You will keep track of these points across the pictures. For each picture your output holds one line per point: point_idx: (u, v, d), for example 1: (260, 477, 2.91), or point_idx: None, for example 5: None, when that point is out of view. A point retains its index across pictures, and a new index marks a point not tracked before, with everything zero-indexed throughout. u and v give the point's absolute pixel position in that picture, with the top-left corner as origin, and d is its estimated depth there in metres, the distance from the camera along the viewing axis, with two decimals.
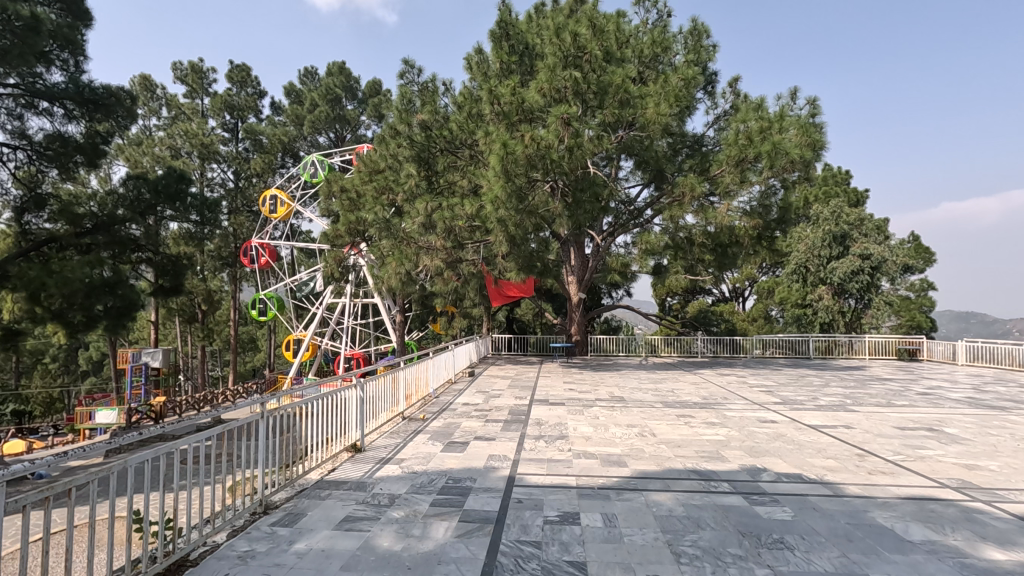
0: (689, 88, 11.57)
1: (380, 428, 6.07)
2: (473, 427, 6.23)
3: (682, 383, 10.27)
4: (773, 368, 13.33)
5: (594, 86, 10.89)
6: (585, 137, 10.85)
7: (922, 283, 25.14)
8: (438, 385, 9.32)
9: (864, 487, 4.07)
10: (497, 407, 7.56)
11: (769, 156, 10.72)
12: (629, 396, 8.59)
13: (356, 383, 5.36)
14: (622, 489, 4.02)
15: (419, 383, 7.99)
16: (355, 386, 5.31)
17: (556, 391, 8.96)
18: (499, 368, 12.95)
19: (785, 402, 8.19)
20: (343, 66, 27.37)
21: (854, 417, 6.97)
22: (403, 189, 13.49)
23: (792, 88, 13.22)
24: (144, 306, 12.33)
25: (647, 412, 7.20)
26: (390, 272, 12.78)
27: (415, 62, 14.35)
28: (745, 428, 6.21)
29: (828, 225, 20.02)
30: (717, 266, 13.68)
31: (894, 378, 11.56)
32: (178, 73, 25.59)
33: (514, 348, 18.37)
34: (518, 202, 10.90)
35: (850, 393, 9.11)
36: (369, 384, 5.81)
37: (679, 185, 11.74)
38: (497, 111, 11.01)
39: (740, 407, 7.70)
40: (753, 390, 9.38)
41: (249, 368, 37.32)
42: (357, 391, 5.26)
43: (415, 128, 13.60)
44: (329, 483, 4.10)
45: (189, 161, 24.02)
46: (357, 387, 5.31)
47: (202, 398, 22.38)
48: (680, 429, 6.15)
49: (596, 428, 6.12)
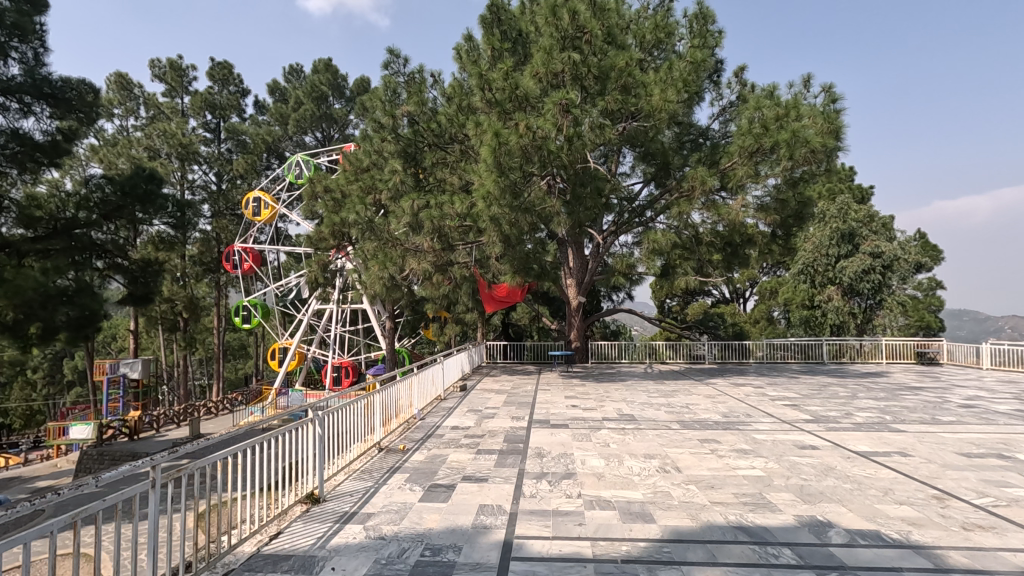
0: (697, 73, 10.65)
1: (349, 466, 5.02)
2: (461, 462, 5.22)
3: (697, 396, 9.30)
4: (789, 376, 12.36)
5: (595, 70, 9.96)
6: (585, 127, 9.83)
7: (929, 282, 24.32)
8: (425, 404, 8.24)
9: (970, 554, 3.12)
10: (491, 431, 6.56)
11: (787, 146, 9.72)
12: (639, 414, 7.63)
13: (311, 414, 4.21)
14: (654, 564, 3.03)
15: (400, 405, 6.92)
16: (311, 417, 4.16)
17: (557, 409, 7.98)
18: (494, 380, 11.98)
19: (817, 420, 7.23)
20: (329, 62, 26.33)
21: (903, 439, 6.01)
22: (388, 187, 12.42)
23: (805, 75, 12.32)
24: (109, 315, 11.17)
25: (663, 436, 6.21)
26: (372, 276, 11.66)
27: (400, 51, 13.41)
28: (784, 458, 5.24)
29: (835, 223, 19.23)
30: (727, 268, 12.85)
31: (923, 385, 10.64)
32: (156, 71, 24.49)
33: (509, 356, 17.42)
34: (513, 198, 9.93)
35: (884, 407, 8.17)
36: (333, 410, 4.65)
37: (688, 179, 10.84)
38: (489, 98, 10.26)
39: (769, 427, 6.75)
40: (776, 404, 8.45)
41: (239, 376, 36.14)
42: (315, 426, 4.15)
43: (400, 121, 12.65)
44: (267, 560, 3.12)
45: (169, 162, 23.02)
46: (315, 420, 4.16)
47: (183, 410, 21.22)
48: (707, 461, 5.17)
49: (608, 461, 5.15)
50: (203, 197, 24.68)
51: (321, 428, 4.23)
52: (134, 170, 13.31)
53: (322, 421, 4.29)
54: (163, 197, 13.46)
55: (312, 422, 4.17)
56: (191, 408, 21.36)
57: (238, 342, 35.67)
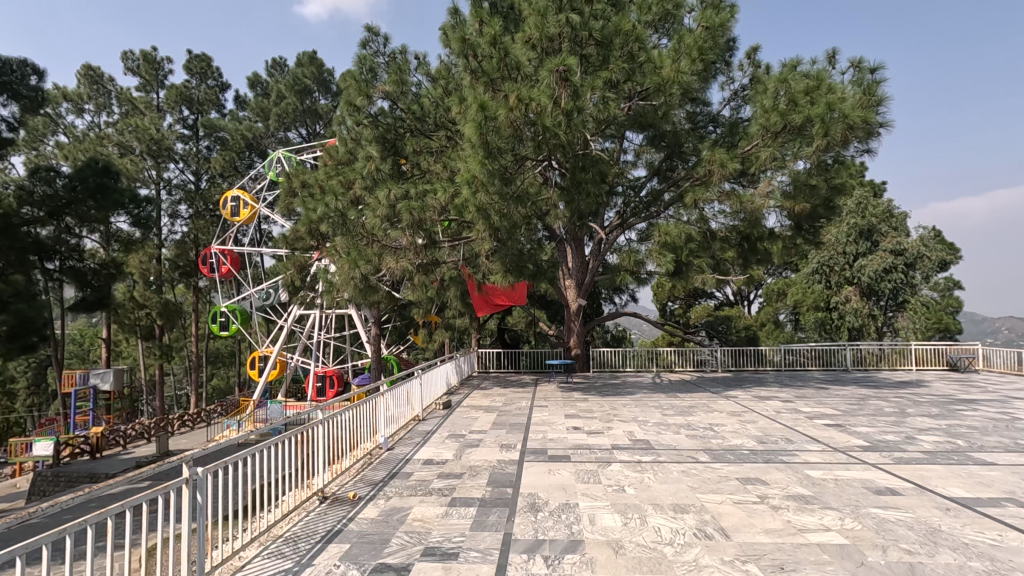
0: (716, 39, 9.16)
1: (267, 532, 3.62)
2: (425, 522, 3.82)
3: (720, 414, 7.94)
4: (817, 386, 11.00)
5: (596, 35, 8.55)
6: (587, 100, 8.39)
7: (946, 283, 22.94)
8: (396, 432, 6.82)
9: None
10: (473, 468, 5.18)
11: (822, 122, 8.35)
12: (656, 440, 6.28)
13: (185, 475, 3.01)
14: None
15: (360, 436, 5.55)
16: (182, 480, 2.97)
17: (557, 434, 6.64)
18: (484, 394, 10.59)
19: (875, 448, 5.86)
20: (314, 55, 24.83)
21: (1003, 478, 4.67)
22: (362, 175, 10.95)
23: (831, 51, 10.98)
24: (49, 323, 9.43)
25: (692, 476, 4.84)
26: (343, 276, 10.14)
27: (379, 29, 12.10)
28: (864, 512, 3.89)
29: (853, 219, 17.89)
30: (743, 265, 11.50)
31: (977, 398, 9.28)
32: (129, 63, 23.13)
33: (504, 364, 16.00)
34: (503, 184, 8.60)
35: (948, 428, 6.80)
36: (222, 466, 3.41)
37: (704, 162, 9.50)
38: (473, 67, 8.71)
39: (821, 458, 5.38)
40: (817, 425, 7.10)
41: (225, 386, 34.55)
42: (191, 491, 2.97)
43: (377, 104, 11.30)
44: None
45: (141, 160, 21.61)
46: (191, 481, 3.01)
47: (154, 425, 19.65)
48: (761, 517, 3.81)
49: (626, 520, 3.78)
50: (180, 196, 23.38)
51: (201, 495, 3.03)
52: (86, 163, 12.14)
53: (202, 485, 3.07)
54: (118, 193, 12.01)
55: (185, 485, 2.99)
56: (164, 421, 19.85)
57: (225, 349, 34.19)
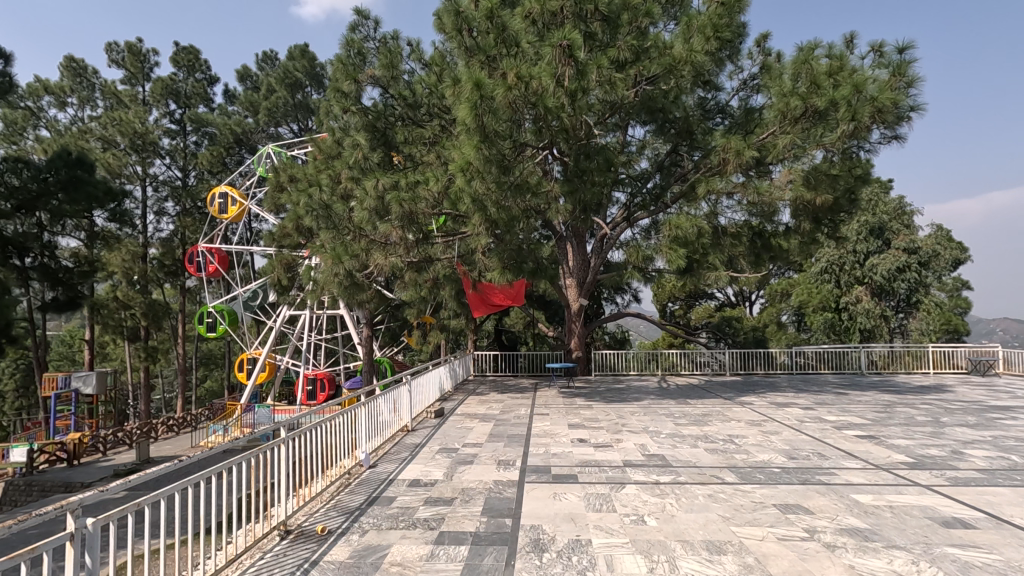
0: (732, 17, 8.45)
1: None
2: (404, 569, 3.09)
3: (737, 423, 7.24)
4: (834, 392, 10.31)
5: (602, 9, 7.83)
6: (591, 78, 7.64)
7: (955, 283, 22.26)
8: (381, 447, 6.08)
9: None
10: (466, 491, 4.46)
11: (849, 105, 7.67)
12: (673, 455, 5.57)
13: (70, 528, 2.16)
14: None
15: (338, 453, 4.84)
16: (67, 536, 2.13)
17: (561, 447, 5.94)
18: (480, 400, 9.86)
19: (922, 465, 5.16)
20: (305, 48, 24.01)
21: None
22: (350, 163, 10.26)
23: (848, 35, 10.21)
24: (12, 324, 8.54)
25: (722, 502, 4.14)
26: (326, 273, 9.41)
27: (369, 12, 11.38)
28: (939, 554, 3.19)
29: (865, 216, 17.26)
30: (755, 262, 10.85)
31: (1010, 405, 8.60)
32: (114, 55, 22.36)
33: (501, 367, 15.34)
34: (502, 173, 7.96)
35: (995, 442, 6.11)
36: (130, 510, 2.59)
37: (718, 150, 8.79)
38: (469, 44, 8.07)
39: (866, 480, 4.68)
40: (849, 437, 6.39)
41: (214, 388, 33.67)
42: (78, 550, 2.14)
43: (366, 89, 10.58)
44: None
45: (125, 155, 20.82)
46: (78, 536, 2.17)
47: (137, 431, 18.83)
48: (817, 560, 3.12)
49: (654, 565, 3.08)
50: (166, 192, 22.64)
51: (90, 555, 2.20)
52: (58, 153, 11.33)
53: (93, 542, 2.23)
54: (92, 185, 11.27)
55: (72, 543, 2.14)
56: (148, 427, 19.03)
57: (217, 350, 33.41)
